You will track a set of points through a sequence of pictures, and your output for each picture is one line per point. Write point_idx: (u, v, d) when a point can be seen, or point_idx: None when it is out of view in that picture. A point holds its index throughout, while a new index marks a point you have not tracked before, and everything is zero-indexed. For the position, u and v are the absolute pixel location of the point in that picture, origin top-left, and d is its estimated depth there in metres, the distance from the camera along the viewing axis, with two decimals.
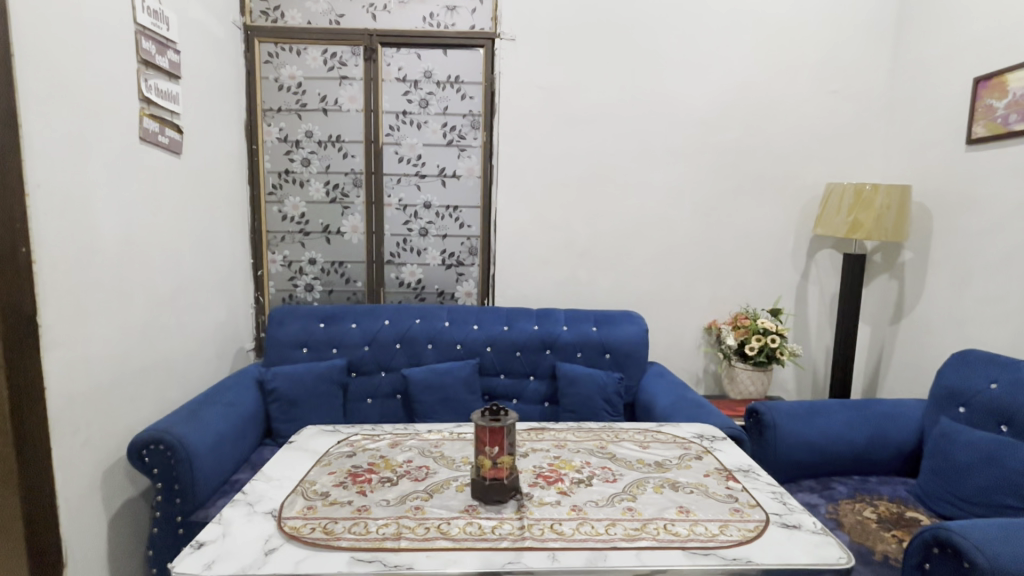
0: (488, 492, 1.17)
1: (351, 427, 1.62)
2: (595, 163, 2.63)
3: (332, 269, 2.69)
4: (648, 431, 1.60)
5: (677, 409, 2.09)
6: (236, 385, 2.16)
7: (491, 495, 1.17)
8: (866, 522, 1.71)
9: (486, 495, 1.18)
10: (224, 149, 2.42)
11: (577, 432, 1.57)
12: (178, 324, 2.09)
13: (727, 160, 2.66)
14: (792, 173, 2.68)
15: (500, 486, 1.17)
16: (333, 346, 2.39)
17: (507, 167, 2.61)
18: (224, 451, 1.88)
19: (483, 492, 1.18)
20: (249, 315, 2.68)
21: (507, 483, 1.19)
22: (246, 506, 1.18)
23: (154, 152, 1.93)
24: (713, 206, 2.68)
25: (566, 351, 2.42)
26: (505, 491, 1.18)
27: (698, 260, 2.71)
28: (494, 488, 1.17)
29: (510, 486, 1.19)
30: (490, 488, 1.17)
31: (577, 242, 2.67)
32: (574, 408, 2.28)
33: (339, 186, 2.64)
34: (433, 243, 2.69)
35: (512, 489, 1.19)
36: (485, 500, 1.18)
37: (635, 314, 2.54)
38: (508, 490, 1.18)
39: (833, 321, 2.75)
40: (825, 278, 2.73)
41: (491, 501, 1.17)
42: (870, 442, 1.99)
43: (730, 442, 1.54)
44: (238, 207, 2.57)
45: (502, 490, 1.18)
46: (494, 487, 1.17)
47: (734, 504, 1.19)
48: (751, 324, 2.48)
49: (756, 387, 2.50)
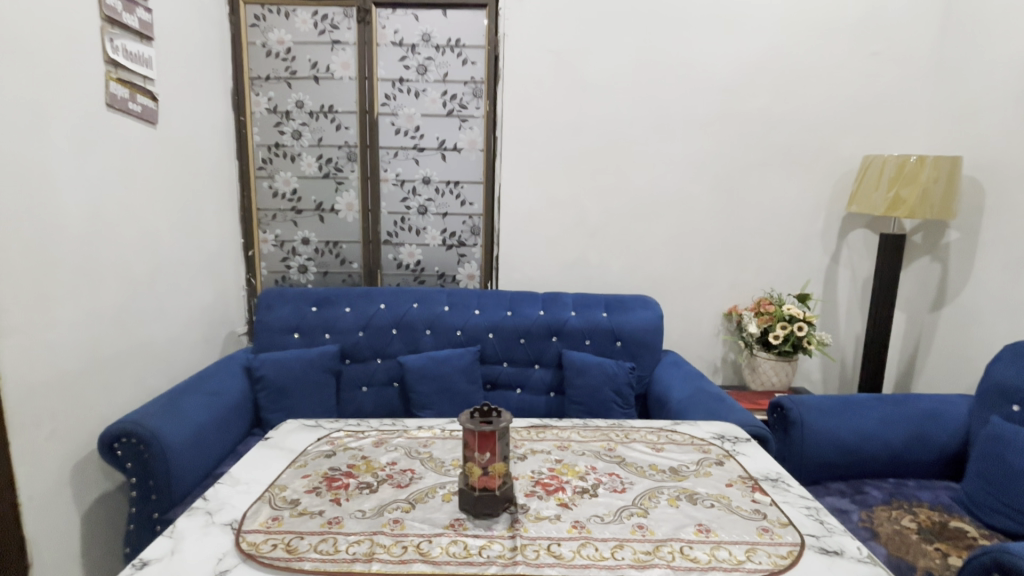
0: (479, 505, 1.02)
1: (335, 422, 1.48)
2: (607, 135, 2.42)
3: (326, 249, 2.54)
4: (662, 431, 1.44)
5: (693, 403, 1.92)
6: (222, 373, 2.03)
7: (483, 508, 1.02)
8: (906, 532, 1.55)
9: (476, 508, 1.03)
10: (208, 121, 2.27)
11: (583, 431, 1.41)
12: (159, 308, 1.97)
13: (753, 131, 2.43)
14: (826, 145, 2.44)
15: (492, 497, 1.03)
16: (326, 331, 2.25)
17: (512, 139, 2.41)
18: (205, 443, 1.77)
19: (472, 504, 1.03)
20: (241, 297, 2.55)
21: (500, 494, 1.04)
22: (205, 515, 1.04)
23: (125, 120, 1.78)
24: (736, 182, 2.46)
25: (573, 338, 2.25)
26: (498, 503, 1.03)
27: (718, 240, 2.50)
28: (485, 499, 1.02)
29: (504, 497, 1.05)
30: (481, 499, 1.02)
31: (587, 221, 2.48)
32: (582, 400, 2.12)
33: (333, 160, 2.47)
34: (433, 221, 2.52)
35: (506, 500, 1.05)
36: (475, 513, 1.03)
37: (649, 299, 2.36)
38: (501, 502, 1.03)
39: (865, 307, 2.54)
40: (857, 261, 2.51)
41: (482, 515, 1.03)
42: (907, 442, 1.81)
43: (755, 444, 1.37)
44: (226, 183, 2.42)
45: (494, 502, 1.03)
46: (485, 499, 1.02)
47: (762, 523, 1.02)
48: (776, 311, 2.29)
49: (780, 379, 2.31)
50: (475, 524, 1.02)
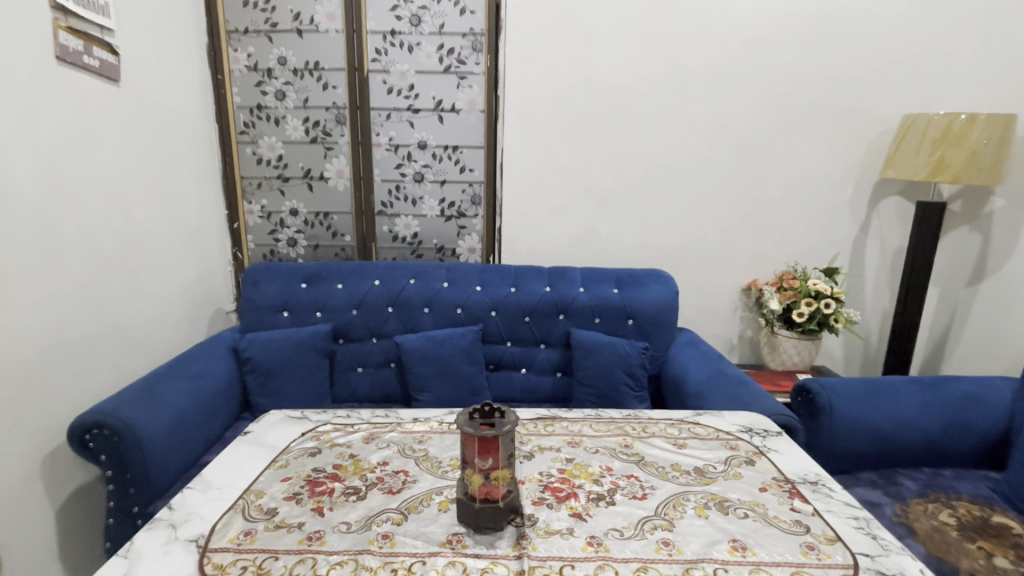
0: (481, 518, 0.89)
1: (322, 413, 1.34)
2: (619, 93, 2.20)
3: (316, 221, 2.36)
4: (683, 424, 1.30)
5: (712, 388, 1.79)
6: (206, 355, 1.90)
7: (485, 521, 0.89)
8: (945, 529, 1.43)
9: (478, 522, 0.89)
10: (181, 80, 2.06)
11: (596, 424, 1.27)
12: (135, 286, 1.82)
13: (780, 89, 2.21)
14: (861, 103, 2.21)
15: (497, 508, 0.89)
16: (317, 309, 2.11)
17: (515, 98, 2.20)
18: (187, 432, 1.65)
19: (473, 517, 0.89)
20: (228, 273, 2.40)
21: (505, 504, 0.91)
22: (168, 528, 0.92)
23: (81, 76, 1.59)
24: (760, 145, 2.25)
25: (582, 316, 2.11)
26: (503, 515, 0.90)
27: (738, 210, 2.32)
28: (489, 512, 0.89)
29: (511, 506, 0.92)
30: (483, 511, 0.89)
31: (597, 189, 2.29)
32: (591, 382, 1.98)
33: (321, 123, 2.27)
34: (430, 190, 2.34)
35: (512, 511, 0.92)
36: (477, 527, 0.89)
37: (663, 273, 2.19)
38: (506, 513, 0.90)
39: (894, 281, 2.37)
40: (888, 232, 2.32)
41: (485, 529, 0.89)
42: (944, 429, 1.68)
43: (788, 439, 1.23)
44: (205, 149, 2.23)
45: (498, 514, 0.90)
46: (489, 511, 0.89)
47: (806, 538, 0.89)
48: (801, 286, 2.12)
49: (802, 358, 2.17)
50: (478, 540, 0.89)
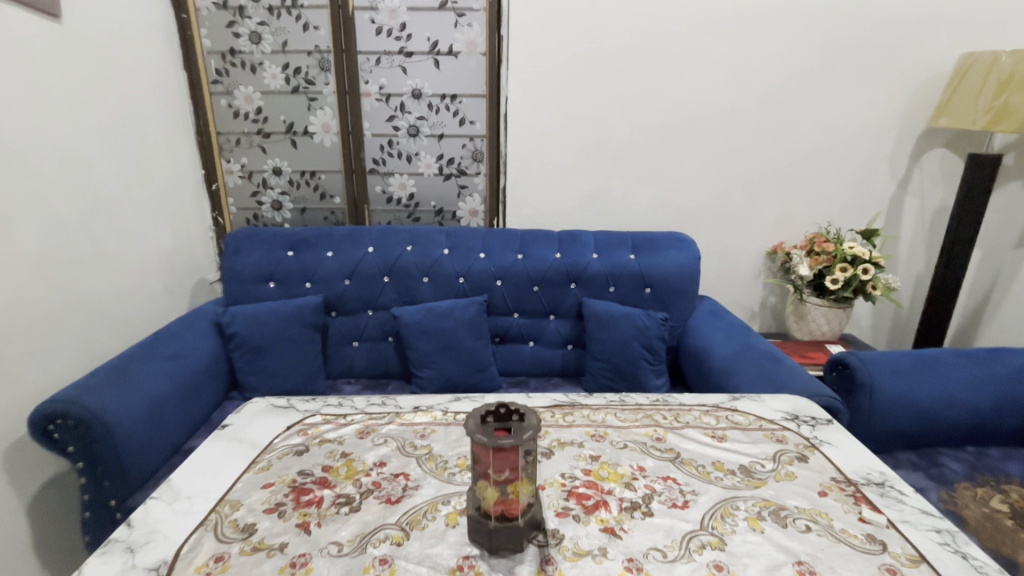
0: (498, 538, 0.75)
1: (311, 402, 1.19)
2: (637, 32, 1.94)
3: (302, 181, 2.15)
4: (720, 411, 1.14)
5: (740, 363, 1.63)
6: (186, 332, 1.74)
7: (502, 541, 0.75)
8: (998, 517, 1.31)
9: (494, 541, 0.75)
10: (138, 18, 1.80)
11: (621, 413, 1.12)
12: (101, 256, 1.63)
13: (821, 26, 1.94)
14: (912, 42, 1.95)
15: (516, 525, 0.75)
16: (307, 279, 1.93)
17: (519, 38, 1.94)
18: (165, 417, 1.50)
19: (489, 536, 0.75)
20: (210, 239, 2.20)
21: (524, 519, 0.77)
22: (125, 553, 0.77)
23: (14, 10, 1.35)
24: (796, 90, 2.00)
25: (595, 284, 1.93)
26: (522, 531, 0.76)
27: (766, 166, 2.10)
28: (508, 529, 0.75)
29: (531, 521, 0.78)
30: (501, 529, 0.75)
31: (610, 143, 2.06)
32: (605, 357, 1.82)
33: (302, 70, 2.02)
34: (427, 145, 2.11)
35: (532, 526, 0.78)
36: (492, 547, 0.75)
37: (684, 237, 2.00)
38: (526, 530, 0.76)
39: (932, 243, 2.18)
40: (931, 190, 2.11)
41: (502, 548, 0.76)
42: (994, 405, 1.54)
43: (840, 428, 1.09)
44: (174, 101, 1.99)
45: (517, 531, 0.75)
46: (508, 528, 0.75)
47: (885, 560, 0.75)
48: (835, 250, 1.93)
49: (831, 328, 2.01)
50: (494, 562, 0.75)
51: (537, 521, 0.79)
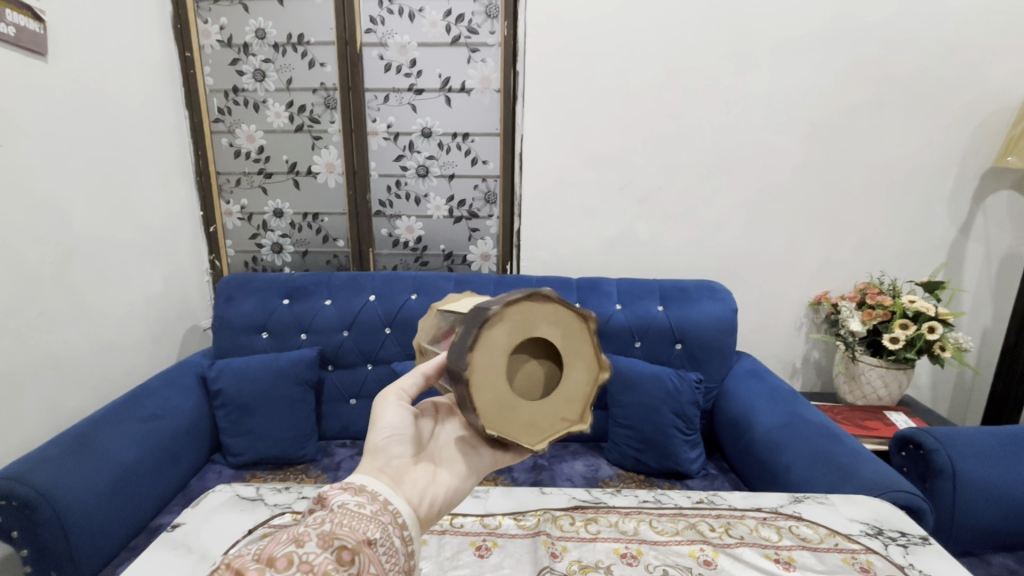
0: (551, 397, 0.59)
1: (283, 494, 1.01)
2: (664, 65, 1.78)
3: (303, 223, 2.03)
4: (780, 519, 0.93)
5: (790, 439, 1.40)
6: (169, 391, 1.58)
7: (555, 407, 0.58)
8: None
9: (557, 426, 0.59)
10: (132, 56, 1.71)
11: (657, 522, 0.92)
12: (79, 307, 1.50)
13: (869, 56, 1.76)
14: (973, 73, 1.76)
15: (530, 364, 0.59)
16: (302, 330, 1.77)
17: (535, 73, 1.80)
18: (132, 491, 1.32)
19: (530, 430, 0.58)
20: (205, 284, 2.08)
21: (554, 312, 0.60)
22: None
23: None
24: (843, 128, 1.83)
25: (619, 340, 1.73)
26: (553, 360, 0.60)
27: (808, 207, 1.90)
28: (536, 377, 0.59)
29: (520, 311, 0.56)
30: (533, 405, 0.58)
31: (635, 184, 1.90)
32: (630, 424, 1.59)
33: (306, 108, 1.92)
34: (436, 186, 1.98)
35: (536, 318, 0.57)
36: (567, 424, 0.59)
37: (717, 286, 1.80)
38: (517, 336, 0.56)
39: (1000, 297, 1.94)
40: (997, 235, 1.89)
41: (588, 405, 0.59)
42: None
43: (941, 552, 0.87)
44: (173, 141, 1.90)
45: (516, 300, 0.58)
46: (489, 366, 0.55)
47: None
48: (892, 303, 1.72)
49: (889, 392, 1.76)
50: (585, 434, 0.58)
51: (524, 296, 0.56)
